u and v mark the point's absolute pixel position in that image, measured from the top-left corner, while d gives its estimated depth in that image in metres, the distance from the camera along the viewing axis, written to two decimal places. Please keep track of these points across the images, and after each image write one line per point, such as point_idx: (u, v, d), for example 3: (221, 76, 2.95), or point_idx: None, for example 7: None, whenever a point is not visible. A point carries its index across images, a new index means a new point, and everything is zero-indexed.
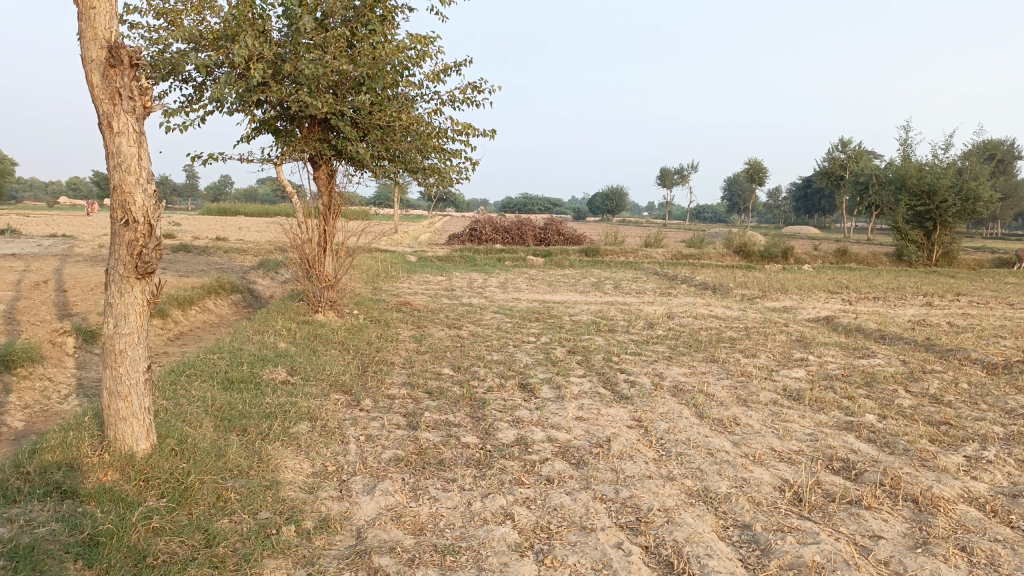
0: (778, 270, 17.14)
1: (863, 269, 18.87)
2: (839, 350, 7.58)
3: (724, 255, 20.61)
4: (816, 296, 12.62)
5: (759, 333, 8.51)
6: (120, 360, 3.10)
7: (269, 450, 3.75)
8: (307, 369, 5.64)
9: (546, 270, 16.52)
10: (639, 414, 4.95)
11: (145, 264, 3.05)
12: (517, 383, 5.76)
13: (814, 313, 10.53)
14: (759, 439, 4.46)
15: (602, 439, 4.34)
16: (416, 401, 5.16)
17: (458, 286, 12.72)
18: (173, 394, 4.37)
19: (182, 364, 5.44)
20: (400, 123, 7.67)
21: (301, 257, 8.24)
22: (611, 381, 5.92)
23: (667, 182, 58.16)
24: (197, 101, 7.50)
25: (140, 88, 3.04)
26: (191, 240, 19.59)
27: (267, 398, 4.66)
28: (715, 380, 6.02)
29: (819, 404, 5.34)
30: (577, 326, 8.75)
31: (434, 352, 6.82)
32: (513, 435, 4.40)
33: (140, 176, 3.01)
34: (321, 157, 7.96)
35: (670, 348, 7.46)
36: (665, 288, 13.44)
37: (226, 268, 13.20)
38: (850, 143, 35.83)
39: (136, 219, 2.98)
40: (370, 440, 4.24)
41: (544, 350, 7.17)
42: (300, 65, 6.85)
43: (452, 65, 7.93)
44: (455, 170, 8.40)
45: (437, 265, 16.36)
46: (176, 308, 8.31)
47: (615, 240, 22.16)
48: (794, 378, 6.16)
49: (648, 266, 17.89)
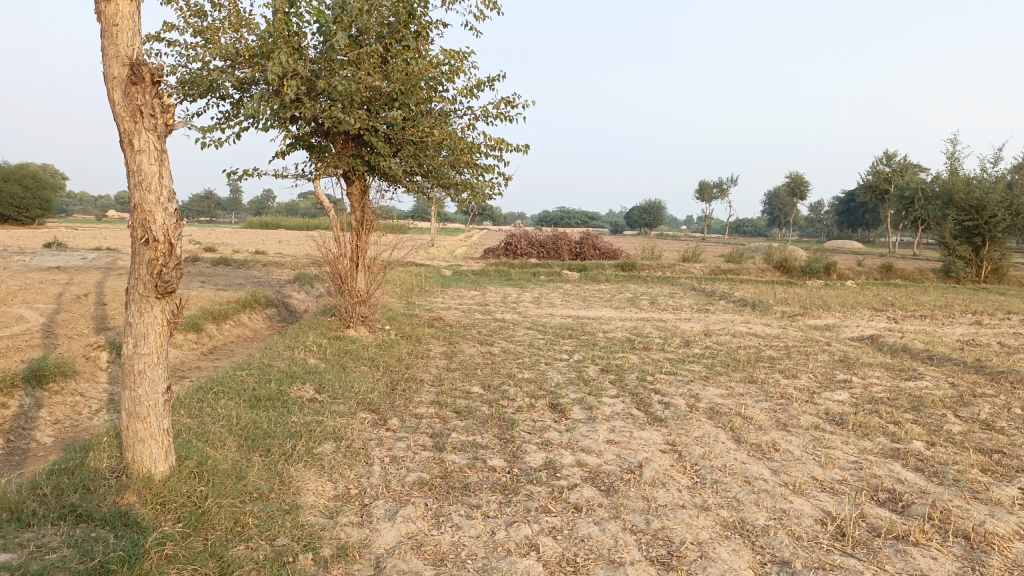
0: (820, 286, 16.73)
1: (909, 285, 18.34)
2: (884, 371, 7.29)
3: (763, 270, 20.21)
4: (859, 314, 12.25)
5: (800, 352, 8.24)
6: (139, 380, 3.06)
7: (291, 471, 3.68)
8: (335, 386, 5.58)
9: (581, 285, 16.35)
10: (673, 438, 4.77)
11: (165, 284, 3.01)
12: (548, 403, 5.63)
13: (857, 331, 10.20)
14: (799, 467, 4.26)
15: (634, 465, 4.19)
16: (444, 421, 5.05)
17: (492, 301, 12.63)
18: (199, 412, 4.33)
19: (211, 380, 5.42)
20: (433, 139, 7.63)
21: (334, 273, 8.22)
22: (644, 402, 5.75)
23: (706, 196, 57.58)
24: (233, 118, 7.56)
25: (162, 106, 3.01)
26: (231, 254, 19.87)
27: (292, 417, 4.60)
28: (753, 402, 5.80)
29: (863, 429, 5.10)
30: (611, 343, 8.58)
31: (464, 370, 6.72)
32: (542, 459, 4.27)
33: (161, 195, 2.98)
34: (354, 173, 7.95)
35: (706, 367, 7.25)
36: (703, 304, 13.18)
37: (263, 282, 13.31)
38: (894, 156, 35.06)
39: (156, 238, 2.94)
40: (395, 462, 4.15)
41: (577, 369, 7.02)
42: (333, 81, 6.85)
43: (486, 79, 7.86)
44: (488, 186, 8.32)
45: (472, 280, 16.29)
46: (210, 322, 8.36)
47: (652, 254, 21.89)
48: (836, 401, 5.92)
49: (685, 281, 17.62)
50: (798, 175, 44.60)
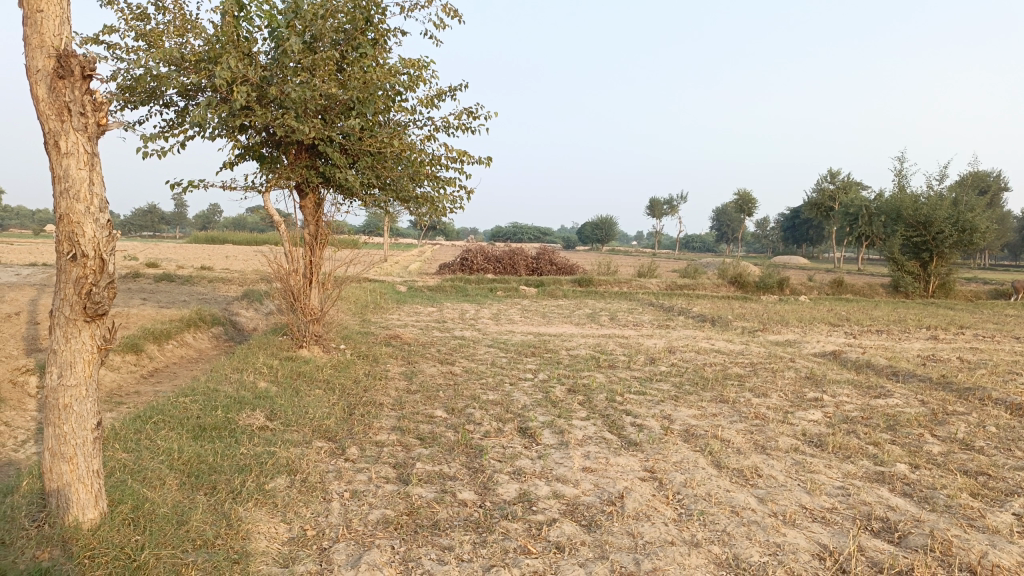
0: (777, 302, 16.87)
1: (860, 300, 18.61)
2: (853, 389, 7.19)
3: (719, 285, 20.28)
4: (818, 329, 12.26)
5: (767, 369, 8.10)
6: (65, 416, 2.66)
7: (240, 512, 3.31)
8: (288, 412, 5.19)
9: (539, 301, 16.12)
10: (652, 464, 4.52)
11: (95, 305, 2.63)
12: (516, 427, 5.32)
13: (819, 347, 10.16)
14: (785, 495, 4.05)
15: (614, 496, 3.91)
16: (406, 450, 4.71)
17: (450, 318, 12.29)
18: (135, 446, 3.91)
19: (150, 407, 4.97)
20: (391, 149, 7.30)
21: (286, 289, 7.81)
22: (616, 424, 5.49)
23: (657, 212, 58.24)
24: (178, 126, 7.12)
25: (94, 103, 2.64)
26: (175, 270, 19.13)
27: (241, 449, 4.20)
28: (728, 423, 5.59)
29: (844, 452, 4.94)
30: (576, 361, 8.34)
31: (426, 392, 6.38)
32: (515, 490, 3.97)
33: (91, 204, 2.60)
34: (307, 185, 7.57)
35: (675, 386, 7.05)
36: (663, 320, 13.06)
37: (209, 299, 12.71)
38: (840, 174, 35.94)
39: (85, 253, 2.57)
40: (356, 498, 3.80)
41: (543, 389, 6.74)
42: (286, 88, 6.49)
43: (447, 89, 7.58)
44: (449, 199, 8.02)
45: (428, 296, 15.91)
46: (151, 342, 7.86)
47: (608, 270, 21.79)
48: (811, 421, 5.76)
49: (643, 296, 17.55)
50: (748, 192, 45.35)
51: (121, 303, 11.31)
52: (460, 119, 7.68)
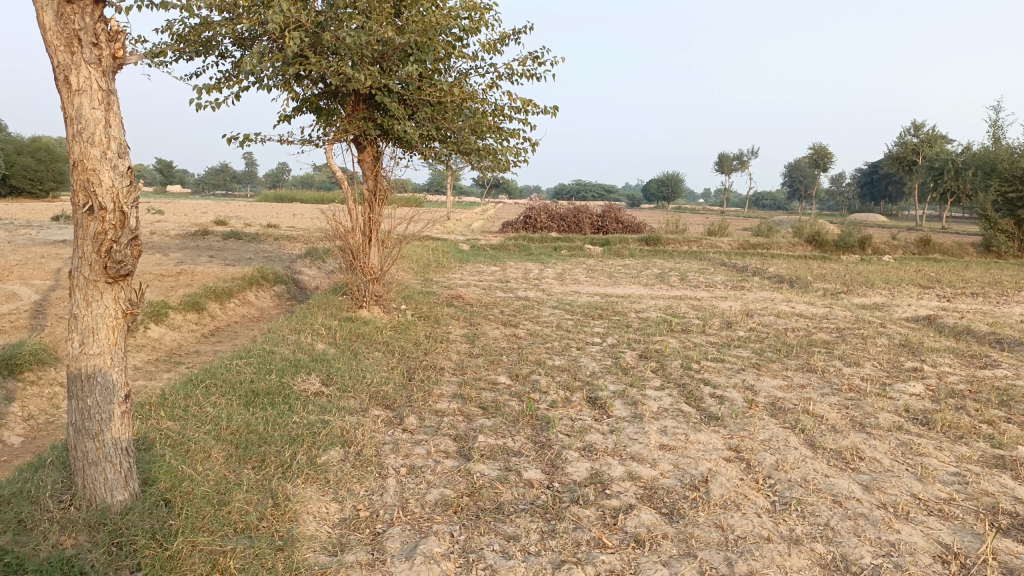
0: (857, 262, 15.93)
1: (949, 260, 17.43)
2: (955, 359, 6.55)
3: (794, 244, 19.35)
4: (907, 292, 11.43)
5: (855, 335, 7.49)
6: (88, 388, 2.40)
7: (288, 489, 3.04)
8: (344, 377, 4.93)
9: (605, 261, 15.60)
10: (737, 441, 4.09)
11: (117, 265, 2.34)
12: (585, 397, 4.95)
13: (910, 311, 9.42)
14: (894, 483, 3.60)
15: (697, 479, 3.50)
16: (468, 420, 4.39)
17: (514, 278, 11.95)
18: (183, 414, 3.70)
19: (204, 370, 4.77)
20: (451, 99, 6.88)
21: (346, 248, 7.57)
22: (694, 395, 5.06)
23: (725, 168, 56.37)
24: (233, 77, 6.86)
25: (109, 33, 2.32)
26: (242, 227, 19.25)
27: (294, 417, 3.95)
28: (818, 396, 5.10)
29: (954, 432, 4.42)
30: (646, 325, 7.90)
31: (488, 356, 6.06)
32: (586, 470, 3.60)
33: (108, 149, 2.30)
34: (366, 138, 7.24)
35: (755, 353, 6.55)
36: (737, 281, 12.40)
37: (273, 257, 12.64)
38: (923, 126, 33.90)
39: (103, 205, 2.28)
40: (414, 474, 3.50)
41: (612, 355, 6.33)
42: (341, 34, 6.11)
43: (511, 32, 7.08)
44: (512, 152, 7.58)
45: (490, 255, 15.57)
46: (213, 300, 7.76)
47: (677, 228, 21.03)
48: (913, 395, 5.22)
49: (714, 255, 16.82)
50: (823, 146, 43.35)
51: (188, 261, 11.35)
52: (524, 66, 7.19)
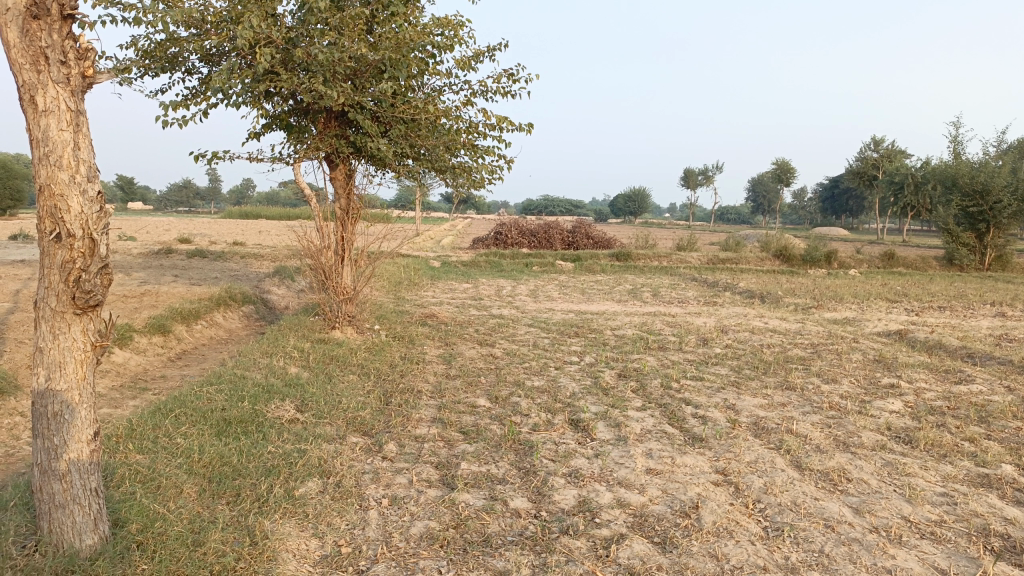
0: (825, 276, 16.15)
1: (913, 274, 17.73)
2: (929, 374, 6.60)
3: (762, 259, 19.56)
4: (876, 306, 11.56)
5: (830, 351, 7.52)
6: (54, 427, 2.24)
7: (265, 525, 2.90)
8: (319, 402, 4.78)
9: (577, 277, 15.57)
10: (723, 464, 4.04)
11: (86, 295, 2.21)
12: (567, 419, 4.86)
13: (881, 326, 9.51)
14: (884, 505, 3.56)
15: (687, 505, 3.43)
16: (449, 446, 4.27)
17: (487, 295, 11.85)
18: (152, 446, 3.53)
19: (172, 398, 4.58)
20: (426, 116, 6.80)
21: (317, 267, 7.40)
22: (677, 416, 4.99)
23: (691, 183, 57.02)
24: (201, 94, 6.71)
25: (78, 50, 2.20)
26: (207, 246, 18.87)
27: (269, 446, 3.80)
28: (800, 415, 5.07)
29: (937, 450, 4.42)
30: (623, 342, 7.85)
31: (466, 378, 5.94)
32: (573, 497, 3.51)
33: (76, 173, 2.16)
34: (338, 155, 7.11)
35: (734, 370, 6.52)
36: (709, 297, 12.46)
37: (240, 276, 12.38)
38: (883, 142, 34.66)
39: (71, 232, 2.15)
40: (396, 506, 3.37)
41: (591, 374, 6.26)
42: (313, 50, 6.00)
43: (486, 50, 7.03)
44: (487, 169, 7.51)
45: (462, 272, 15.45)
46: (179, 323, 7.53)
47: (647, 243, 21.12)
48: (893, 413, 5.22)
49: (685, 271, 16.91)
50: (787, 162, 44.09)
51: (152, 281, 11.07)
52: (499, 82, 7.13)
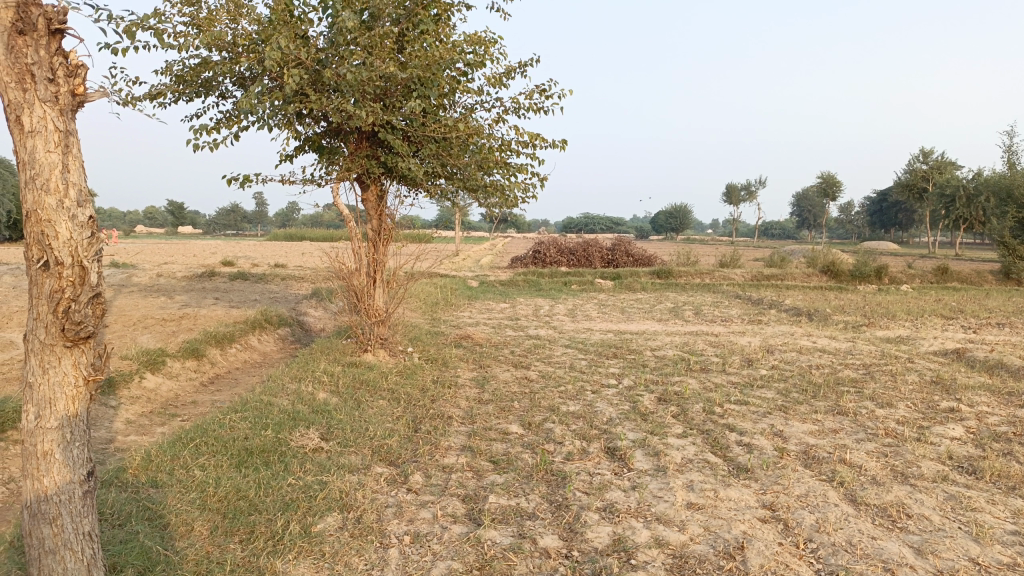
0: (875, 292, 15.59)
1: (968, 288, 17.01)
2: (992, 397, 6.19)
3: (809, 275, 19.00)
4: (931, 323, 11.04)
5: (884, 372, 7.14)
6: (45, 467, 2.11)
7: (277, 566, 2.74)
8: (346, 430, 4.62)
9: (617, 295, 15.29)
10: (771, 498, 3.76)
11: (77, 326, 2.09)
12: (603, 448, 4.62)
13: (937, 344, 9.04)
14: (949, 545, 3.26)
15: (731, 545, 3.17)
16: (478, 477, 4.07)
17: (524, 315, 11.65)
18: (166, 480, 3.41)
19: (196, 426, 4.47)
20: (457, 134, 6.67)
21: (349, 289, 7.31)
22: (720, 444, 4.72)
23: (733, 199, 56.16)
24: (234, 117, 6.69)
25: (68, 67, 2.08)
26: (249, 268, 19.08)
27: (289, 478, 3.65)
28: (854, 443, 4.75)
29: (1006, 482, 4.07)
30: (663, 364, 7.57)
31: (499, 403, 5.73)
32: (608, 536, 3.27)
33: (65, 197, 2.05)
34: (369, 176, 7.01)
35: (781, 394, 6.20)
36: (754, 315, 12.07)
37: (278, 298, 12.40)
38: (933, 153, 33.70)
39: (59, 259, 2.04)
40: (418, 544, 3.18)
41: (630, 398, 6.00)
42: (341, 70, 5.90)
43: (518, 66, 6.89)
44: (521, 187, 7.34)
45: (500, 291, 15.29)
46: (213, 346, 7.50)
47: (689, 260, 20.71)
48: (954, 440, 4.87)
49: (728, 288, 16.50)
50: (833, 175, 43.14)
51: (193, 304, 11.12)
52: (531, 99, 6.96)
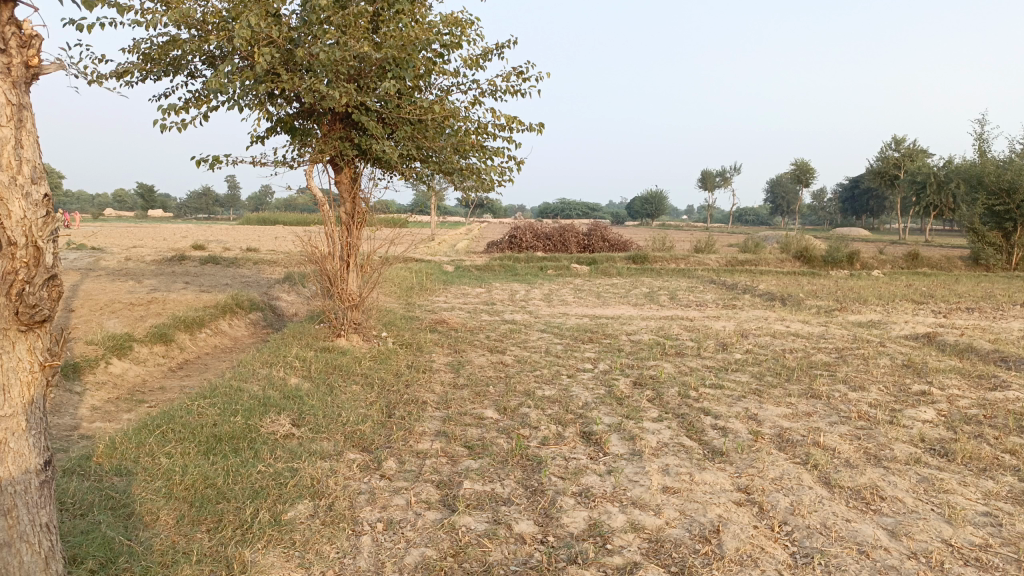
0: (847, 277, 15.75)
1: (938, 274, 17.25)
2: (962, 380, 6.27)
3: (783, 260, 19.14)
4: (902, 308, 11.17)
5: (856, 356, 7.20)
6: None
7: (246, 555, 2.68)
8: (318, 416, 4.55)
9: (592, 280, 15.28)
10: (746, 481, 3.76)
11: (32, 309, 2.01)
12: (578, 432, 4.59)
13: (908, 329, 9.14)
14: (923, 527, 3.27)
15: (707, 529, 3.15)
16: (453, 462, 4.02)
17: (499, 300, 11.60)
18: (131, 468, 3.32)
19: (163, 413, 4.36)
20: (432, 116, 6.57)
21: (322, 274, 7.21)
22: (695, 428, 4.72)
23: (708, 185, 56.43)
24: (203, 97, 6.53)
25: (21, 37, 1.97)
26: (221, 252, 18.78)
27: (259, 465, 3.57)
28: (828, 426, 4.77)
29: (977, 464, 4.11)
30: (638, 348, 7.57)
31: (474, 388, 5.68)
32: (583, 520, 3.25)
33: (18, 174, 1.96)
34: (343, 158, 6.89)
35: (755, 377, 6.22)
36: (728, 299, 12.12)
37: (250, 283, 12.21)
38: (903, 140, 34.08)
39: (13, 239, 1.95)
40: (392, 531, 3.13)
41: (605, 382, 5.98)
42: (314, 49, 5.76)
43: (494, 47, 6.79)
44: (497, 171, 7.27)
45: (476, 276, 15.22)
46: (182, 331, 7.36)
47: (664, 245, 20.77)
48: (926, 423, 4.91)
49: (703, 273, 16.56)
50: (806, 162, 43.44)
51: (162, 288, 10.91)
52: (507, 81, 6.87)
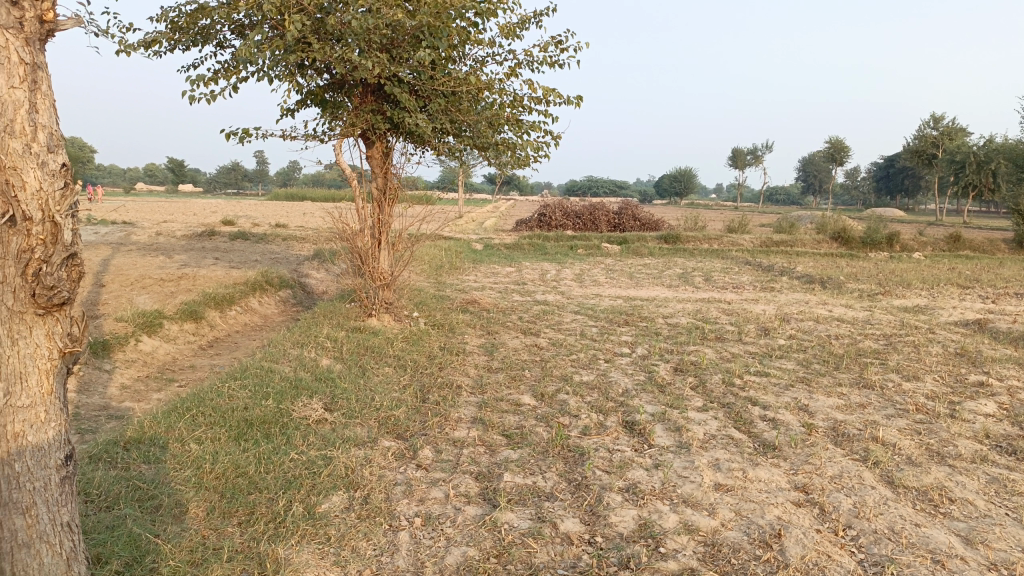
0: (886, 259, 15.31)
1: (982, 257, 16.69)
2: (1021, 371, 5.96)
3: (819, 241, 18.67)
4: (948, 293, 10.77)
5: (906, 344, 6.90)
6: (15, 452, 1.85)
7: (279, 553, 2.52)
8: (351, 400, 4.39)
9: (624, 260, 15.01)
10: (803, 479, 3.54)
11: (49, 291, 1.86)
12: (621, 422, 4.39)
13: (957, 314, 8.78)
14: (1000, 534, 3.04)
15: (768, 533, 2.94)
16: (491, 452, 3.84)
17: (531, 280, 11.38)
18: (160, 455, 3.19)
19: (193, 394, 4.23)
20: (467, 88, 6.33)
21: (353, 251, 7.05)
22: (743, 419, 4.49)
23: (739, 163, 55.47)
24: (232, 68, 6.35)
25: None
26: (250, 228, 18.76)
27: (291, 453, 3.42)
28: (884, 419, 4.52)
29: None
30: (676, 332, 7.33)
31: (510, 372, 5.50)
32: (633, 520, 3.05)
33: (33, 141, 1.81)
34: (374, 132, 6.69)
35: (801, 365, 5.97)
36: (765, 282, 11.79)
37: (280, 260, 12.12)
38: (944, 119, 33.08)
39: (28, 214, 1.80)
40: (431, 527, 2.96)
41: (645, 368, 5.77)
42: (346, 17, 5.55)
43: (533, 15, 6.50)
44: (533, 146, 7.02)
45: (505, 255, 15.02)
46: (212, 309, 7.26)
47: (696, 225, 20.38)
48: (989, 417, 4.64)
49: (737, 254, 16.20)
50: (841, 141, 42.31)
51: (192, 264, 10.85)
52: (546, 51, 6.59)
